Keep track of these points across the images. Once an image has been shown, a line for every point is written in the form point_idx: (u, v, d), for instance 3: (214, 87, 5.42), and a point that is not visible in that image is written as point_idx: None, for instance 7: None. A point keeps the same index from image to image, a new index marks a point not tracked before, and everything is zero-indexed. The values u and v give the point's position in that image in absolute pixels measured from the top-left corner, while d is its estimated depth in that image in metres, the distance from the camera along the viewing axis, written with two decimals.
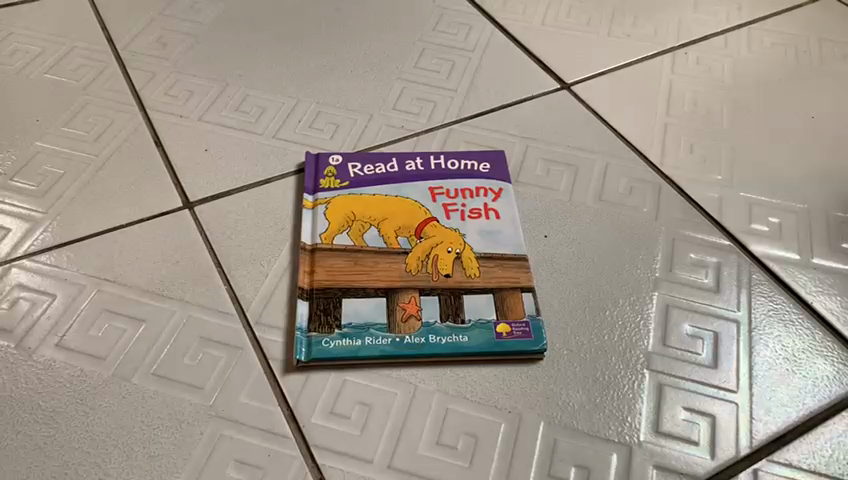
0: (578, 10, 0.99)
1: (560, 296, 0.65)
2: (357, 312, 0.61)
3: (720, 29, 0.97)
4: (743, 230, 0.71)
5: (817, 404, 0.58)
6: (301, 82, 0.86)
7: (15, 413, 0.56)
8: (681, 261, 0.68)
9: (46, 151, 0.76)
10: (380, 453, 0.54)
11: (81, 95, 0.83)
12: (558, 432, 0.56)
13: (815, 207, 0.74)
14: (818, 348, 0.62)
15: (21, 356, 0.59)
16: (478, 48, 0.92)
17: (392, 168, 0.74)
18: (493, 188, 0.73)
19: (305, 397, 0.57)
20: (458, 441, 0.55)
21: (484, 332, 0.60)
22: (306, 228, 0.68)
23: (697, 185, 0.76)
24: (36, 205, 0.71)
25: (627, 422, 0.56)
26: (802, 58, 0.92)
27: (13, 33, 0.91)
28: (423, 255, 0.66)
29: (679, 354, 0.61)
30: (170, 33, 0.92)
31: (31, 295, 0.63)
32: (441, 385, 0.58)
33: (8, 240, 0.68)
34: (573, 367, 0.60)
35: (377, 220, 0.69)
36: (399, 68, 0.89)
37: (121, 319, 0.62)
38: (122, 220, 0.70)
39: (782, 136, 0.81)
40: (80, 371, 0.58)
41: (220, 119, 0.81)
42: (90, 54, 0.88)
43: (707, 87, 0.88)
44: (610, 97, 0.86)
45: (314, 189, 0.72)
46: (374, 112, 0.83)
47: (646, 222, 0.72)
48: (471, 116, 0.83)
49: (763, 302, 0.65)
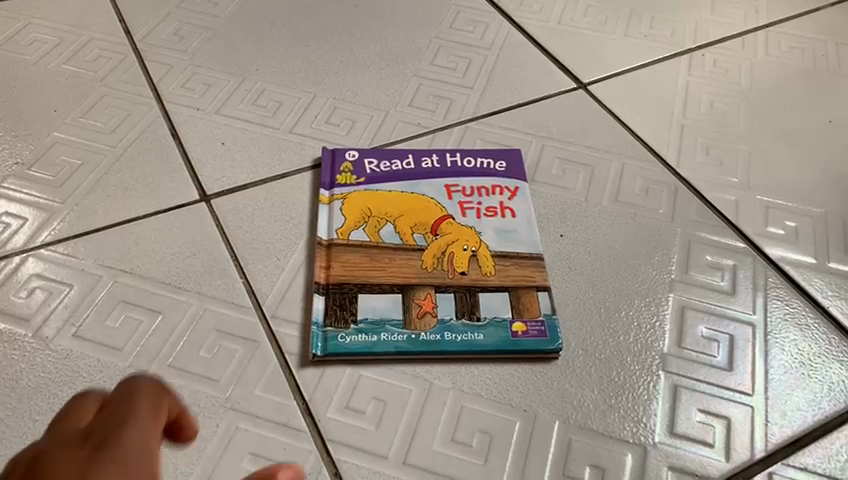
0: (594, 10, 0.99)
1: (576, 296, 0.65)
2: (374, 308, 0.61)
3: (737, 31, 0.96)
4: (759, 233, 0.71)
5: (832, 409, 0.58)
6: (318, 77, 0.86)
7: (31, 401, 0.56)
8: (696, 263, 0.68)
9: (63, 141, 0.77)
10: (395, 449, 0.54)
11: (99, 86, 0.83)
12: (573, 431, 0.56)
13: (831, 213, 0.73)
14: (834, 353, 0.62)
15: (38, 345, 0.59)
16: (494, 46, 0.92)
17: (408, 165, 0.74)
18: (510, 187, 0.73)
19: (320, 391, 0.57)
20: (473, 438, 0.55)
21: (499, 330, 0.60)
22: (323, 224, 0.69)
23: (713, 186, 0.76)
24: (53, 195, 0.71)
25: (642, 422, 0.56)
26: (819, 62, 0.92)
27: (31, 23, 0.91)
28: (439, 252, 0.66)
29: (694, 355, 0.61)
30: (187, 26, 0.93)
31: (48, 284, 0.64)
32: (456, 383, 0.58)
33: (26, 229, 0.68)
34: (588, 368, 0.60)
35: (393, 216, 0.69)
36: (416, 65, 0.89)
37: (138, 310, 0.62)
38: (139, 212, 0.70)
39: (797, 140, 0.81)
40: (97, 361, 0.59)
41: (236, 113, 0.81)
42: (109, 46, 0.89)
43: (724, 90, 0.87)
44: (626, 98, 0.86)
45: (330, 184, 0.73)
46: (390, 109, 0.83)
47: (663, 223, 0.72)
48: (486, 114, 0.83)
49: (779, 305, 0.65)
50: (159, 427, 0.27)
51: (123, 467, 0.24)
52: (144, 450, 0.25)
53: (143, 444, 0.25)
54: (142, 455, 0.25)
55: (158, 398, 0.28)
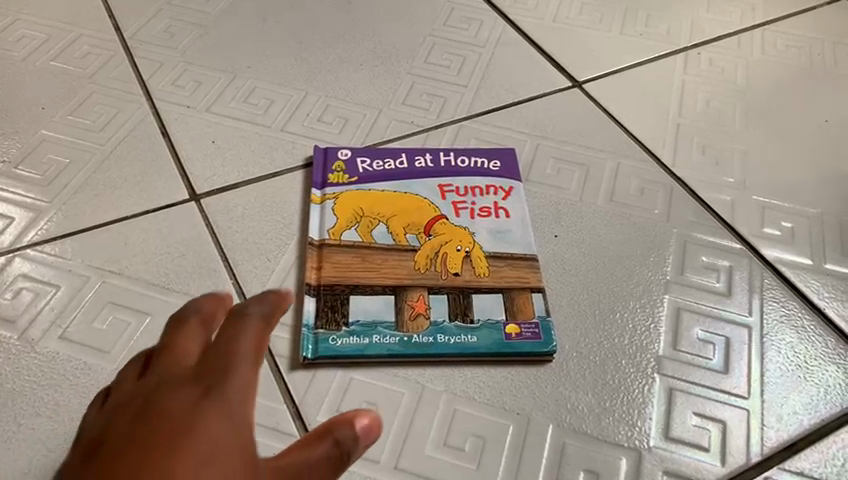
0: (590, 8, 0.98)
1: (570, 297, 0.64)
2: (365, 310, 0.60)
3: (734, 29, 0.96)
4: (756, 234, 0.70)
5: (829, 412, 0.57)
6: (310, 75, 0.85)
7: (16, 405, 0.55)
8: (692, 264, 0.67)
9: (51, 139, 0.75)
10: (387, 453, 0.53)
11: (88, 83, 0.82)
12: (567, 435, 0.55)
13: (827, 213, 0.73)
14: (830, 356, 0.61)
15: (24, 347, 0.58)
16: (489, 44, 0.91)
17: (400, 164, 0.73)
18: (504, 187, 0.72)
19: (310, 395, 0.56)
20: (466, 442, 0.55)
21: (493, 332, 0.60)
22: (314, 224, 0.68)
23: (709, 186, 0.75)
24: (40, 194, 0.70)
25: (637, 426, 0.56)
26: (815, 61, 0.91)
27: (19, 19, 0.90)
28: (432, 252, 0.65)
29: (690, 358, 0.60)
30: (178, 22, 0.91)
31: (35, 285, 0.62)
32: (449, 386, 0.57)
33: (12, 229, 0.67)
34: (582, 371, 0.59)
35: (386, 216, 0.68)
36: (410, 63, 0.88)
37: (126, 312, 0.61)
38: (128, 211, 0.69)
39: (793, 139, 0.81)
40: (83, 364, 0.58)
41: (227, 111, 0.80)
42: (98, 42, 0.87)
43: (720, 89, 0.87)
44: (622, 97, 0.85)
45: (322, 183, 0.72)
46: (383, 107, 0.82)
47: (658, 223, 0.71)
48: (480, 113, 0.82)
49: (775, 307, 0.64)
50: (256, 371, 0.35)
51: (222, 409, 0.32)
52: (245, 389, 0.34)
53: (243, 388, 0.33)
54: (243, 391, 0.33)
55: (261, 335, 0.37)
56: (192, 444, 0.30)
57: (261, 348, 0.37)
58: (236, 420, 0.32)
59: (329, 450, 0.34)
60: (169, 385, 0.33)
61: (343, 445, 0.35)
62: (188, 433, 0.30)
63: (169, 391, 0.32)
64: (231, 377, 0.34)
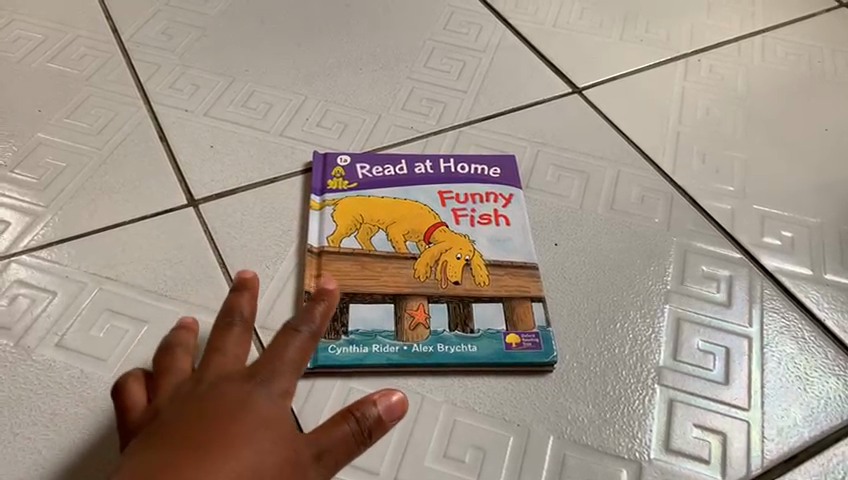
0: (590, 13, 0.98)
1: (570, 306, 0.64)
2: (365, 319, 0.60)
3: (734, 36, 0.96)
4: (755, 244, 0.70)
5: (828, 424, 0.57)
6: (309, 79, 0.85)
7: (12, 414, 0.54)
8: (692, 274, 0.67)
9: (47, 143, 0.75)
10: (387, 464, 0.53)
11: (85, 85, 0.81)
12: (568, 446, 0.55)
13: (827, 223, 0.73)
14: (829, 367, 0.61)
15: (20, 355, 0.58)
16: (489, 48, 0.91)
17: (400, 170, 0.73)
18: (504, 194, 0.72)
19: (310, 404, 0.56)
20: (466, 453, 0.54)
21: (493, 342, 0.59)
22: (313, 230, 0.67)
23: (709, 195, 0.75)
24: (36, 198, 0.69)
25: (637, 438, 0.56)
26: (815, 69, 0.91)
27: (15, 20, 0.89)
28: (432, 260, 0.65)
29: (690, 368, 0.60)
30: (176, 24, 0.91)
31: (31, 291, 0.62)
32: (449, 396, 0.57)
33: (8, 234, 0.66)
34: (582, 381, 0.59)
35: (386, 223, 0.67)
36: (409, 67, 0.87)
37: (124, 319, 0.61)
38: (125, 216, 0.69)
39: (793, 148, 0.81)
40: (80, 372, 0.57)
41: (225, 114, 0.80)
42: (94, 44, 0.87)
43: (720, 96, 0.86)
44: (622, 103, 0.85)
45: (321, 189, 0.71)
46: (382, 112, 0.81)
47: (658, 232, 0.71)
48: (480, 119, 0.81)
49: (775, 318, 0.64)
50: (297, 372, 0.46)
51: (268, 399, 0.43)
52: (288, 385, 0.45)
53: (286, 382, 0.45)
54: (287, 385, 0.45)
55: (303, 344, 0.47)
56: (241, 423, 0.41)
57: (304, 357, 0.47)
58: (279, 407, 0.43)
59: (352, 428, 0.43)
60: (227, 378, 0.45)
61: (366, 422, 0.44)
62: (239, 414, 0.42)
63: (225, 383, 0.44)
64: (277, 377, 0.45)
